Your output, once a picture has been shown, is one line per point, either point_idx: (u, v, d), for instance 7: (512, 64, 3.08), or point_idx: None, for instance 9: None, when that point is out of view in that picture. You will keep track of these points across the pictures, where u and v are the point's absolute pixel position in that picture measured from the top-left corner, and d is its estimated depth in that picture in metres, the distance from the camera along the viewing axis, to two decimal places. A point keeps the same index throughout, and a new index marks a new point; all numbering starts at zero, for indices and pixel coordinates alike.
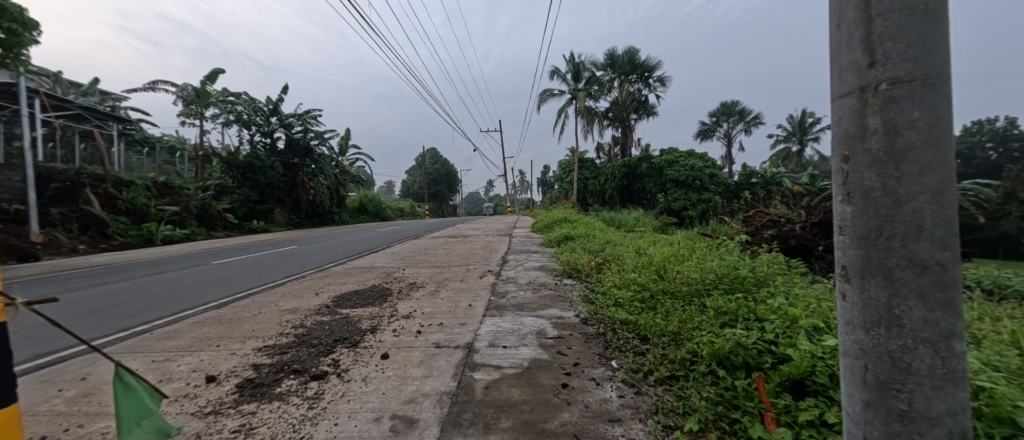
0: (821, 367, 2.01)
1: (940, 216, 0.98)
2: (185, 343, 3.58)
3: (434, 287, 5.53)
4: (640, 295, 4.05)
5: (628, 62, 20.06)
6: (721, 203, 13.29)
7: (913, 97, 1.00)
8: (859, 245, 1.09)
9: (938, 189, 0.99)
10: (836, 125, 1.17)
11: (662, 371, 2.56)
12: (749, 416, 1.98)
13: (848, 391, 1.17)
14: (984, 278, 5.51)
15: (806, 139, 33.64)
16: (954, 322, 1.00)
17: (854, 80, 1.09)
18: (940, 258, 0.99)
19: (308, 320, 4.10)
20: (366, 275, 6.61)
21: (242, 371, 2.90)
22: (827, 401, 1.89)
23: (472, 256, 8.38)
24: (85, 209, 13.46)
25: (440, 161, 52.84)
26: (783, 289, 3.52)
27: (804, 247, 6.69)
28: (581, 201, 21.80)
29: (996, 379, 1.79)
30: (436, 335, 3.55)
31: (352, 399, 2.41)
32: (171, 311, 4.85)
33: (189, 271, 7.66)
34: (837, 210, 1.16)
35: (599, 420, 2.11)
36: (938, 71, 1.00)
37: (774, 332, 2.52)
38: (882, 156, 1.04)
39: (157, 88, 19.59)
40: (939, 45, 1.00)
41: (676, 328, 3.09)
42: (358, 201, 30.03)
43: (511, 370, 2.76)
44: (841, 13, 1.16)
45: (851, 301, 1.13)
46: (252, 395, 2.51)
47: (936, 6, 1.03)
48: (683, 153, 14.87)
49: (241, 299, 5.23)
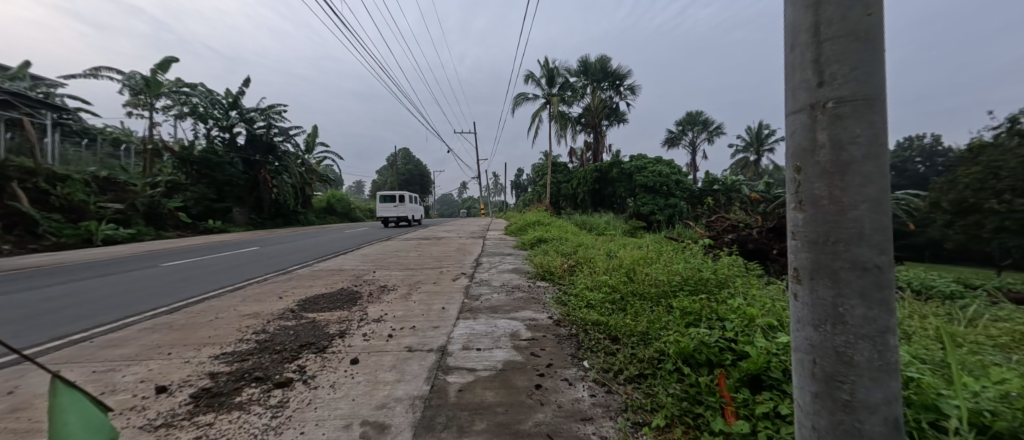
0: (776, 362, 2.15)
1: (878, 223, 1.09)
2: (132, 351, 3.32)
3: (406, 290, 5.42)
4: (611, 297, 4.17)
5: (601, 70, 20.47)
6: (685, 208, 13.93)
7: (856, 115, 1.11)
8: (809, 249, 1.20)
9: (876, 199, 1.10)
10: (789, 138, 1.28)
11: (631, 370, 2.66)
12: (711, 410, 2.09)
13: (799, 384, 1.28)
14: (914, 279, 6.08)
15: (761, 150, 35.71)
16: (889, 319, 1.11)
17: (805, 97, 1.20)
18: (876, 261, 1.10)
19: (272, 325, 3.93)
20: (335, 278, 6.37)
21: (197, 380, 2.73)
22: (780, 394, 2.02)
23: (444, 259, 8.28)
24: (12, 205, 12.12)
25: (413, 161, 52.12)
26: (741, 290, 3.72)
27: (760, 250, 7.11)
28: (554, 204, 22.08)
29: (923, 370, 1.98)
30: (409, 339, 3.49)
31: (319, 406, 2.33)
32: (119, 315, 4.51)
33: (142, 272, 7.25)
34: (790, 216, 1.27)
35: (571, 419, 2.16)
36: (876, 93, 1.12)
37: (734, 330, 2.66)
38: (830, 169, 1.14)
39: (100, 75, 18.11)
40: (877, 69, 1.12)
41: (645, 328, 3.20)
42: (324, 202, 29.79)
43: (485, 373, 2.77)
44: (795, 36, 1.25)
45: (801, 300, 1.24)
46: (208, 405, 2.37)
47: (877, 34, 1.14)
48: (652, 160, 15.44)
49: (196, 304, 4.89)
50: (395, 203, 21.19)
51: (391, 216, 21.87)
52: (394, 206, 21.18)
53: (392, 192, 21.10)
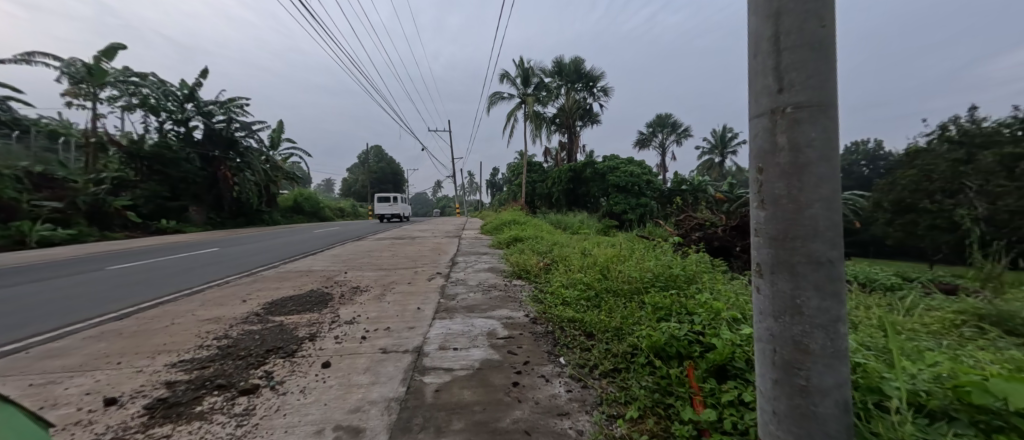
0: (740, 353, 2.28)
1: (830, 220, 1.18)
2: (76, 362, 3.07)
3: (380, 291, 5.30)
4: (585, 294, 4.27)
5: (575, 71, 20.73)
6: (656, 207, 14.41)
7: (811, 120, 1.19)
8: (770, 245, 1.28)
9: (830, 198, 1.19)
10: (752, 141, 1.36)
11: (606, 365, 2.73)
12: (681, 400, 2.18)
13: (761, 372, 1.36)
14: (860, 273, 6.59)
15: (725, 152, 37.47)
16: (840, 309, 1.20)
17: (767, 102, 1.28)
18: (830, 255, 1.19)
19: (235, 330, 3.73)
20: (303, 279, 6.13)
21: (152, 391, 2.56)
22: (744, 382, 2.14)
23: (419, 258, 8.15)
24: None
25: (385, 159, 50.96)
26: (708, 285, 3.90)
27: (724, 247, 7.49)
28: (529, 203, 22.23)
29: (869, 357, 2.15)
30: (383, 340, 3.42)
31: (289, 413, 2.24)
32: (60, 323, 4.15)
33: (88, 275, 6.71)
34: (753, 215, 1.35)
35: (549, 415, 2.19)
36: (830, 100, 1.20)
37: (702, 324, 2.79)
38: (788, 170, 1.23)
39: (34, 61, 16.51)
40: (830, 78, 1.21)
41: (619, 323, 3.29)
42: (291, 200, 28.61)
43: (462, 372, 2.75)
44: (758, 44, 1.33)
45: (763, 293, 1.32)
46: (164, 417, 2.23)
47: (831, 43, 1.22)
48: (624, 160, 15.87)
49: (150, 309, 4.58)
50: (390, 202, 26.09)
51: (386, 214, 26.84)
52: (389, 206, 26.17)
53: (387, 194, 26.17)
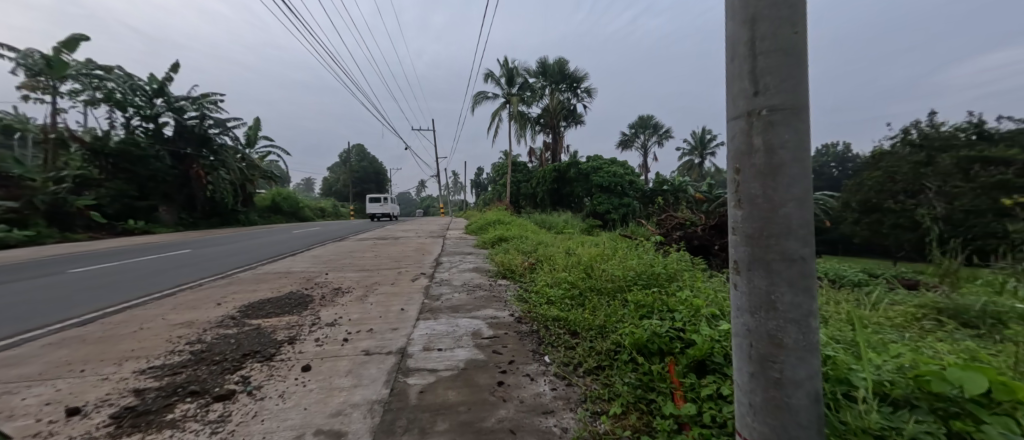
0: (718, 348, 2.35)
1: (803, 219, 1.23)
2: (35, 370, 2.90)
3: (363, 293, 5.21)
4: (570, 293, 4.31)
5: (559, 72, 20.86)
6: (638, 207, 14.66)
7: (785, 123, 1.24)
8: (746, 243, 1.32)
9: (801, 198, 1.24)
10: (730, 142, 1.40)
11: (590, 362, 2.77)
12: (662, 396, 2.23)
13: (738, 366, 1.41)
14: (830, 270, 6.88)
15: (705, 153, 38.46)
16: (811, 304, 1.25)
17: (743, 104, 1.32)
18: (802, 252, 1.24)
19: (209, 334, 3.60)
20: (282, 281, 5.97)
21: (119, 399, 2.44)
22: (722, 376, 2.20)
23: (403, 259, 8.05)
24: None
25: (367, 158, 50.15)
26: (688, 283, 4.00)
27: (703, 246, 7.70)
28: (513, 203, 22.27)
29: (838, 349, 2.26)
30: (366, 342, 3.37)
31: (267, 418, 2.18)
32: (15, 330, 3.91)
33: (49, 279, 6.36)
34: (730, 214, 1.40)
35: (534, 413, 2.20)
36: (803, 103, 1.25)
37: (682, 321, 2.86)
38: (763, 171, 1.27)
39: None
40: (803, 82, 1.26)
41: (602, 321, 3.34)
42: (268, 200, 27.79)
43: (446, 373, 2.74)
44: (734, 49, 1.38)
45: (740, 289, 1.37)
46: (133, 426, 2.13)
47: (803, 49, 1.27)
48: (607, 160, 16.09)
49: (117, 313, 4.37)
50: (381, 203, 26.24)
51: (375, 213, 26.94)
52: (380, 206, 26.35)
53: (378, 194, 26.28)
